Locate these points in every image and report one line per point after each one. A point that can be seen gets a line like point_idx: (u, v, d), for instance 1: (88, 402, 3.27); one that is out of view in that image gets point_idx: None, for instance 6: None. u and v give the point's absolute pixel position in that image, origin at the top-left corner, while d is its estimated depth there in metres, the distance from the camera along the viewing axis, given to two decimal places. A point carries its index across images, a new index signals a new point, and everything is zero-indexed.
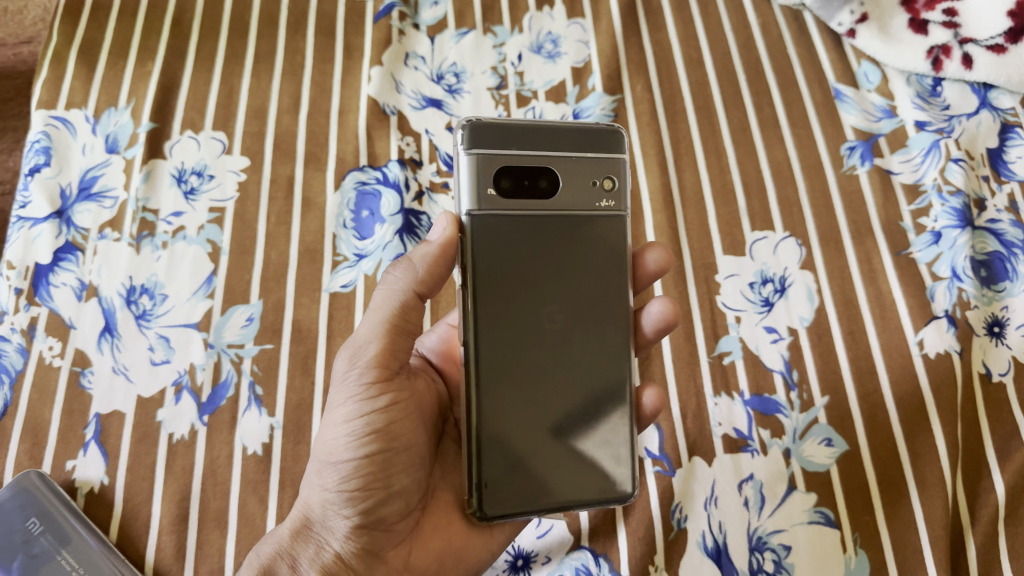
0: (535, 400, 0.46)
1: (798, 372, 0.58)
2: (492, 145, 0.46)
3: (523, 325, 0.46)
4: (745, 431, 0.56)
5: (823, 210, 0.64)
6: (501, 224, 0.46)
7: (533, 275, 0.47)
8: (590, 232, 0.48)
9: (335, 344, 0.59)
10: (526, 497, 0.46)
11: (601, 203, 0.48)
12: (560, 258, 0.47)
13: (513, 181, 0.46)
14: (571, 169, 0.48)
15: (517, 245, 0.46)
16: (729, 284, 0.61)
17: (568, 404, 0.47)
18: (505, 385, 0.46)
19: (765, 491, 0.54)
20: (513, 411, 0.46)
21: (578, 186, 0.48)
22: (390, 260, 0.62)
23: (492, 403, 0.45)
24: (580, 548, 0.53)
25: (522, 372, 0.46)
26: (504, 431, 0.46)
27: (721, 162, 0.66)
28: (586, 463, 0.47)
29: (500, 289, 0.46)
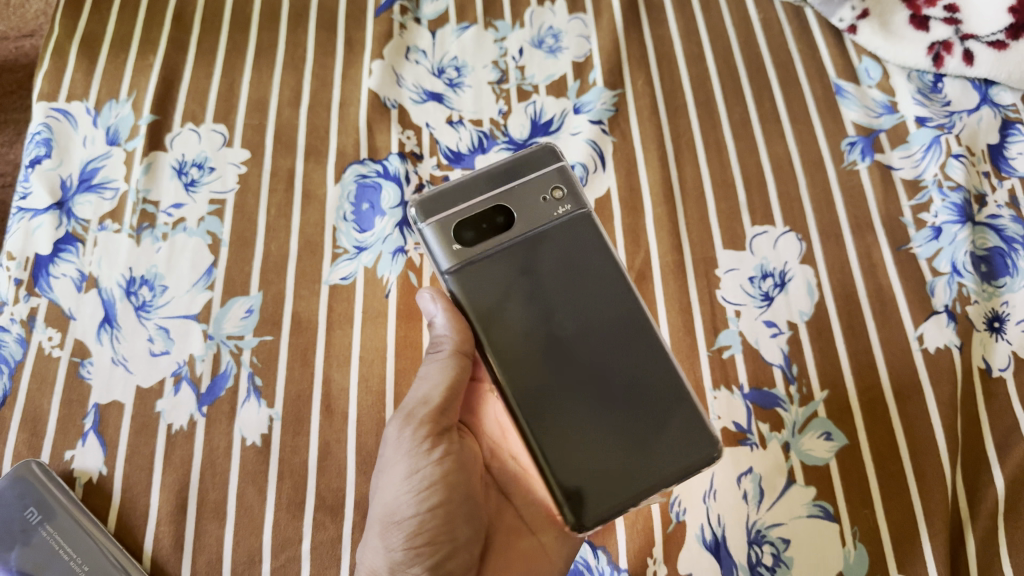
0: (587, 397, 0.45)
1: (797, 366, 0.58)
2: (440, 211, 0.48)
3: (544, 338, 0.46)
4: (744, 424, 0.56)
5: (824, 206, 0.64)
6: (484, 267, 0.48)
7: (535, 294, 0.47)
8: (565, 236, 0.49)
9: (334, 337, 0.59)
10: (619, 491, 0.44)
11: (559, 209, 0.49)
12: (547, 270, 0.48)
13: (474, 230, 0.48)
14: (518, 196, 0.49)
15: (508, 276, 0.47)
16: (729, 279, 0.61)
17: (621, 387, 0.45)
18: (549, 397, 0.45)
19: (764, 484, 0.54)
20: (567, 415, 0.45)
21: (532, 205, 0.49)
22: (390, 253, 0.62)
23: (540, 419, 0.44)
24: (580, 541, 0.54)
25: (555, 380, 0.45)
26: (565, 440, 0.44)
27: (722, 156, 0.66)
28: (664, 436, 0.44)
29: (510, 316, 0.47)
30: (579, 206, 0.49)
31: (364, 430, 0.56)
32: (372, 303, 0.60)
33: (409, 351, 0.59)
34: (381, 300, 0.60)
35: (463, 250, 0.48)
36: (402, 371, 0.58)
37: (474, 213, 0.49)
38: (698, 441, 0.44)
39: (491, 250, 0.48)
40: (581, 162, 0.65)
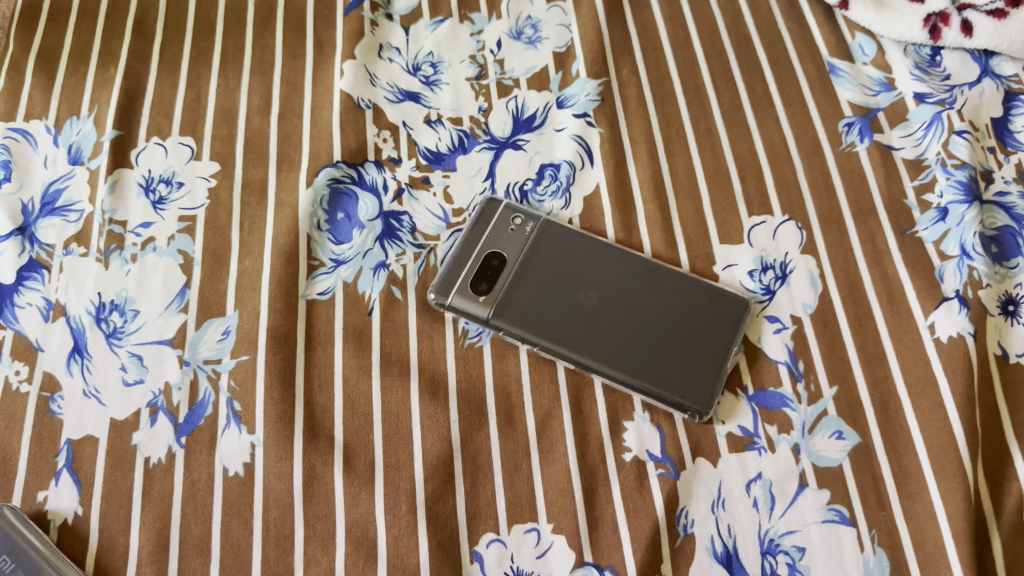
0: (644, 338, 0.55)
1: (804, 362, 0.55)
2: (453, 289, 0.57)
3: (588, 320, 0.56)
4: (751, 428, 0.53)
5: (823, 191, 0.61)
6: (514, 298, 0.56)
7: (560, 288, 0.57)
8: (549, 245, 0.58)
9: (315, 355, 0.55)
10: (710, 375, 0.54)
11: (528, 228, 0.59)
12: (556, 266, 0.58)
13: (484, 281, 0.57)
14: (495, 240, 0.59)
15: (536, 295, 0.57)
16: (728, 275, 0.58)
17: (659, 312, 0.56)
18: (625, 356, 0.54)
19: (775, 490, 0.51)
20: (639, 360, 0.54)
21: (508, 239, 0.58)
22: (371, 268, 0.58)
23: (626, 366, 0.54)
24: (585, 564, 0.50)
25: (619, 336, 0.55)
26: (651, 371, 0.54)
27: (714, 144, 0.63)
28: (709, 314, 0.56)
29: (555, 318, 0.56)
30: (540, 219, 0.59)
31: (352, 452, 0.53)
32: (354, 319, 0.57)
33: (395, 365, 0.55)
34: (363, 316, 0.57)
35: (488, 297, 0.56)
36: (388, 388, 0.54)
37: (475, 270, 0.57)
38: (724, 300, 0.56)
39: (509, 280, 0.57)
40: (567, 160, 0.62)
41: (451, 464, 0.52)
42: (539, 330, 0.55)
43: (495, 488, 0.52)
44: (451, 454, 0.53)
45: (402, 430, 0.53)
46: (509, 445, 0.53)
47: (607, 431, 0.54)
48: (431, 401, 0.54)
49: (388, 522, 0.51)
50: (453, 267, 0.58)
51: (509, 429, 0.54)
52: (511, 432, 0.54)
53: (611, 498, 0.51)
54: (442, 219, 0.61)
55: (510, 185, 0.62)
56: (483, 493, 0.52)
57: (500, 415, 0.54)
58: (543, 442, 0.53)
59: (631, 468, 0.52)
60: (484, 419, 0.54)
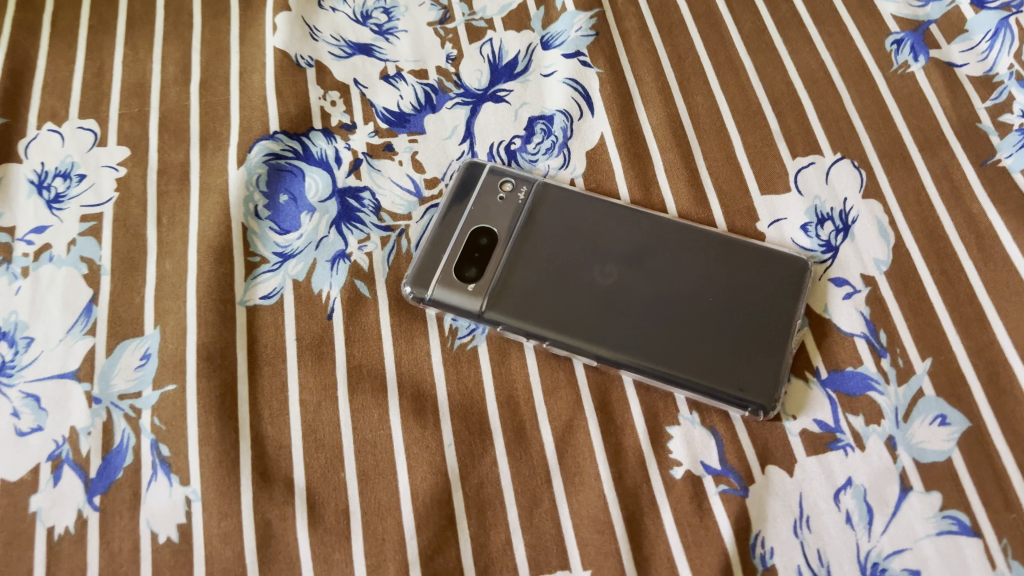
0: (682, 319, 0.43)
1: (885, 332, 0.43)
2: (433, 278, 0.44)
3: (608, 304, 0.44)
4: (830, 422, 0.41)
5: (878, 123, 0.49)
6: (512, 283, 0.44)
7: (569, 265, 0.45)
8: (549, 213, 0.47)
9: (262, 376, 0.43)
10: (771, 358, 0.42)
11: (522, 193, 0.47)
12: (561, 239, 0.46)
13: (472, 264, 0.45)
14: (481, 212, 0.46)
15: (539, 276, 0.45)
16: (776, 232, 0.46)
17: (697, 286, 0.44)
18: (660, 342, 0.43)
19: (871, 498, 0.40)
20: (679, 348, 0.43)
21: (498, 208, 0.46)
22: (327, 261, 0.46)
23: (662, 355, 0.42)
24: None
25: (649, 320, 0.43)
26: (695, 360, 0.42)
27: (739, 77, 0.51)
28: (761, 281, 0.44)
29: (567, 302, 0.44)
30: (536, 183, 0.47)
31: (318, 499, 0.40)
32: (309, 326, 0.44)
33: (366, 380, 0.43)
34: (320, 321, 0.44)
35: (479, 284, 0.44)
36: (359, 411, 0.42)
37: (460, 252, 0.45)
38: (777, 260, 0.45)
39: (504, 260, 0.45)
40: (561, 109, 0.50)
41: (449, 502, 0.40)
42: (548, 320, 0.43)
43: (510, 530, 0.40)
44: (449, 490, 0.40)
45: (383, 464, 0.41)
46: (522, 471, 0.41)
47: (647, 440, 0.42)
48: (416, 423, 0.42)
49: None
50: (432, 250, 0.45)
51: (520, 450, 0.41)
52: (524, 455, 0.41)
53: (663, 528, 0.39)
54: (412, 193, 0.48)
55: (493, 145, 0.49)
56: (494, 538, 0.39)
57: (507, 433, 0.42)
58: (566, 462, 0.41)
59: (684, 487, 0.40)
60: (488, 440, 0.42)
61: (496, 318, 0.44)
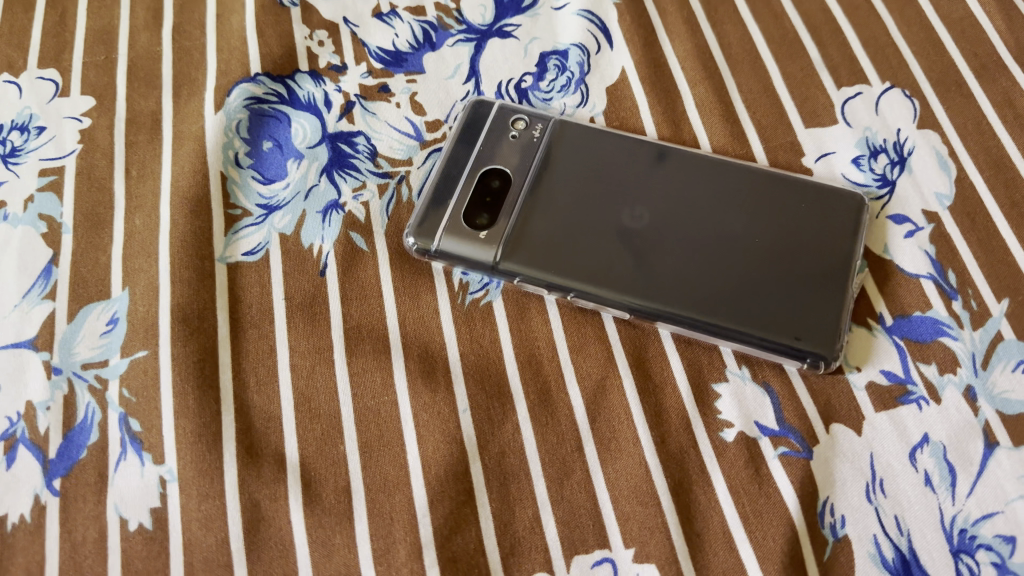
0: (726, 265, 0.38)
1: (955, 272, 0.38)
2: (439, 226, 0.39)
3: (640, 249, 0.39)
4: (900, 373, 0.36)
5: (929, 48, 0.44)
6: (529, 230, 0.39)
7: (594, 208, 0.40)
8: (567, 153, 0.41)
9: (246, 339, 0.37)
10: (829, 302, 0.37)
11: (535, 132, 0.42)
12: (584, 180, 0.41)
13: (483, 210, 0.39)
14: (491, 153, 0.41)
15: (559, 220, 0.39)
16: (824, 168, 0.41)
17: (739, 228, 0.39)
18: (701, 289, 0.37)
19: (952, 457, 0.34)
20: (722, 294, 0.37)
21: (510, 148, 0.41)
22: (318, 212, 0.40)
23: (704, 303, 0.37)
24: None
25: (687, 266, 0.38)
26: (742, 307, 0.37)
27: (772, 5, 0.46)
28: (812, 218, 0.39)
29: (593, 248, 0.39)
30: (553, 121, 0.42)
31: (314, 477, 0.35)
32: (298, 282, 0.39)
33: (366, 341, 0.37)
34: (310, 277, 0.39)
35: (492, 232, 0.39)
36: (359, 375, 0.36)
37: (469, 197, 0.40)
38: (829, 195, 0.40)
39: (520, 204, 0.40)
40: (576, 43, 0.45)
41: (467, 475, 0.34)
42: (572, 269, 0.38)
43: (538, 505, 0.34)
44: (465, 461, 0.35)
45: (388, 435, 0.35)
46: (549, 439, 0.35)
47: (692, 400, 0.36)
48: (425, 386, 0.36)
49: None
50: (438, 196, 0.40)
51: (546, 415, 0.36)
52: (551, 420, 0.36)
53: (716, 498, 0.34)
54: (413, 136, 0.43)
55: (502, 84, 0.44)
56: (520, 516, 0.34)
57: (530, 397, 0.36)
58: (599, 428, 0.36)
59: (738, 451, 0.35)
60: (508, 405, 0.36)
61: (512, 269, 0.38)
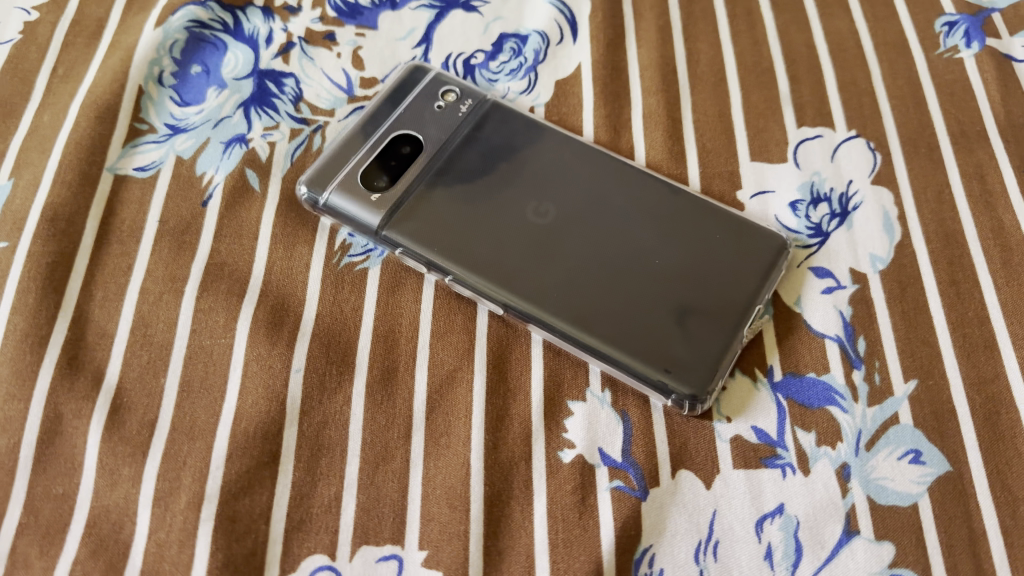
0: (622, 283, 0.35)
1: (866, 340, 0.34)
2: (332, 179, 0.37)
3: (532, 246, 0.36)
4: (773, 434, 0.33)
5: (910, 104, 0.40)
6: (424, 203, 0.37)
7: (504, 198, 0.37)
8: (488, 135, 0.39)
9: (108, 254, 0.36)
10: (713, 341, 0.33)
11: (462, 108, 0.39)
12: (509, 171, 0.38)
13: (383, 172, 0.37)
14: (410, 119, 0.39)
15: (458, 201, 0.37)
16: (758, 205, 0.38)
17: (647, 246, 0.36)
18: (582, 299, 0.34)
19: (803, 535, 0.31)
20: (603, 309, 0.34)
21: (430, 119, 0.39)
22: (221, 143, 0.39)
23: (581, 316, 0.34)
24: None
25: (575, 273, 0.35)
26: (620, 326, 0.34)
27: (754, 31, 0.43)
28: (724, 251, 0.36)
29: (485, 235, 0.36)
30: (485, 100, 0.40)
31: (126, 404, 0.33)
32: (178, 209, 0.37)
33: (224, 281, 0.35)
34: (192, 206, 0.37)
35: (385, 197, 0.37)
36: (205, 312, 0.35)
37: (372, 156, 0.38)
38: (749, 231, 0.36)
39: (423, 176, 0.37)
40: (539, 30, 0.43)
41: (278, 438, 0.32)
42: (466, 254, 0.35)
43: (344, 485, 0.31)
44: (281, 423, 0.32)
45: (212, 379, 0.33)
46: (378, 420, 0.33)
47: (540, 413, 0.33)
48: (266, 338, 0.34)
49: (155, 518, 0.31)
50: (344, 150, 0.38)
51: (384, 395, 0.33)
52: (386, 401, 0.33)
53: (531, 519, 0.31)
54: (343, 89, 0.41)
55: (451, 56, 0.42)
56: (321, 492, 0.31)
57: (373, 373, 0.34)
58: (434, 420, 0.33)
59: (570, 474, 0.32)
60: (347, 375, 0.33)
61: (395, 238, 0.36)
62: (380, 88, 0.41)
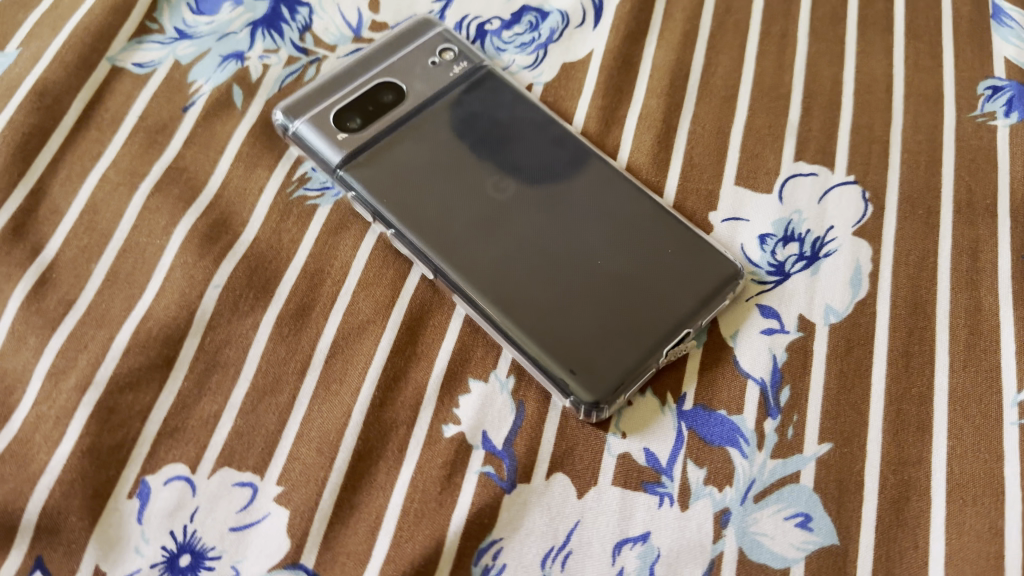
0: (556, 274, 0.34)
1: (791, 391, 0.33)
2: (307, 111, 0.37)
3: (480, 218, 0.35)
4: (662, 461, 0.31)
5: (922, 162, 0.38)
6: (388, 153, 0.36)
7: (468, 167, 0.36)
8: (473, 101, 0.38)
9: (83, 138, 0.37)
10: (629, 355, 0.32)
11: (454, 70, 0.39)
12: (482, 141, 0.37)
13: (358, 115, 0.37)
14: (401, 70, 0.39)
15: (421, 159, 0.36)
16: (727, 230, 0.36)
17: (593, 244, 0.35)
18: (511, 280, 0.34)
19: (659, 569, 0.29)
20: (529, 295, 0.33)
21: (421, 75, 0.39)
22: (219, 56, 0.40)
23: (504, 295, 0.33)
24: (298, 567, 0.29)
25: (513, 253, 0.34)
26: (539, 316, 0.33)
27: (781, 55, 0.41)
28: (670, 267, 0.34)
29: (436, 196, 0.35)
30: (479, 66, 0.39)
31: (54, 280, 0.34)
32: (160, 110, 0.38)
33: (178, 186, 0.36)
34: (173, 109, 0.38)
35: (352, 139, 0.37)
36: (151, 211, 0.35)
37: (352, 98, 0.38)
38: (702, 253, 0.35)
39: (396, 128, 0.37)
40: (561, 10, 0.42)
41: (178, 346, 0.32)
42: (410, 212, 0.35)
43: (226, 405, 0.32)
44: (185, 332, 0.33)
45: (136, 276, 0.34)
46: (278, 352, 0.33)
47: (438, 382, 0.33)
48: (197, 248, 0.35)
49: (43, 391, 0.31)
50: (328, 86, 0.38)
51: (291, 329, 0.33)
52: (292, 335, 0.33)
53: (392, 482, 0.30)
54: (351, 28, 0.41)
55: (467, 18, 0.42)
56: (203, 406, 0.32)
57: (288, 305, 0.34)
58: (332, 364, 0.33)
59: (446, 448, 0.31)
60: (262, 302, 0.34)
61: (350, 179, 0.36)
62: (384, 35, 0.41)
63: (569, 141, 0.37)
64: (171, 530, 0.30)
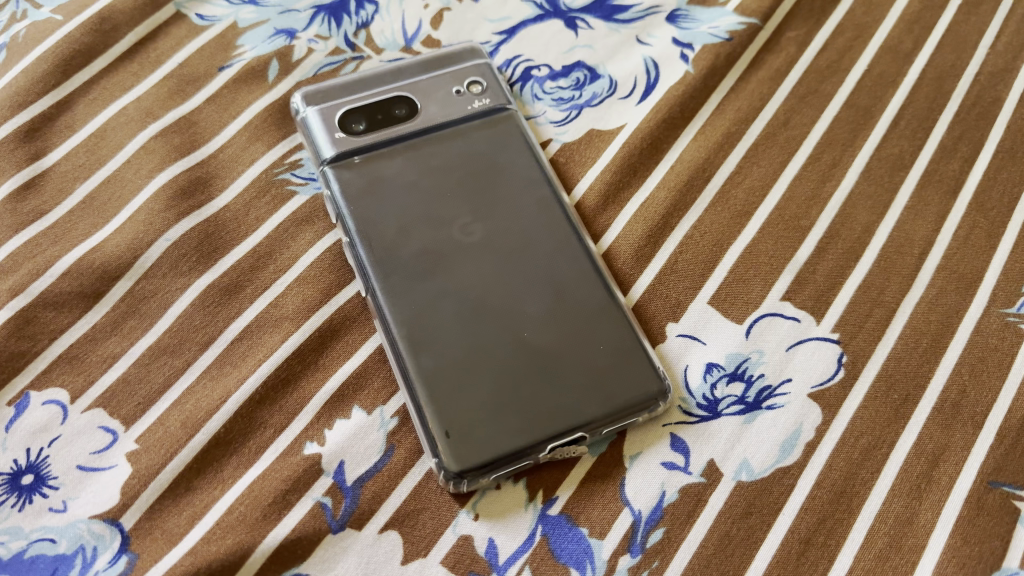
0: (479, 330, 0.33)
1: (663, 534, 0.30)
2: (321, 101, 0.38)
3: (433, 251, 0.34)
4: (501, 557, 0.30)
5: (922, 344, 0.34)
6: (375, 162, 0.36)
7: (444, 199, 0.36)
8: (479, 138, 0.38)
9: (125, 68, 0.40)
10: (511, 435, 0.31)
11: (474, 104, 0.39)
12: (470, 180, 0.37)
13: (365, 120, 0.37)
14: (424, 88, 0.39)
15: (404, 178, 0.36)
16: (677, 347, 0.34)
17: (530, 313, 0.33)
18: (432, 320, 0.33)
19: None
20: (442, 340, 0.32)
21: (441, 99, 0.38)
22: (273, 29, 0.41)
23: (417, 332, 0.32)
24: (115, 525, 0.29)
25: (447, 293, 0.33)
26: (441, 364, 0.32)
27: (820, 185, 0.38)
28: (596, 363, 0.32)
29: (401, 217, 0.35)
30: (501, 108, 0.39)
31: (38, 186, 0.36)
32: (200, 62, 0.40)
33: (183, 137, 0.38)
34: (210, 66, 0.40)
35: (350, 139, 0.37)
36: (148, 153, 0.37)
37: (366, 102, 0.38)
38: (634, 360, 0.33)
39: (394, 142, 0.37)
40: (613, 77, 0.41)
41: (111, 283, 0.34)
42: (369, 225, 0.35)
43: (127, 351, 0.33)
44: (122, 273, 0.34)
45: (108, 209, 0.36)
46: (194, 318, 0.33)
47: (324, 398, 0.32)
48: (169, 200, 0.36)
49: None
50: (352, 84, 0.39)
51: (215, 301, 0.34)
52: (213, 307, 0.34)
53: (233, 479, 0.30)
54: (405, 37, 0.42)
55: (518, 57, 0.41)
56: (107, 345, 0.33)
57: (222, 279, 0.34)
58: (236, 347, 0.33)
59: (296, 464, 0.31)
60: (201, 267, 0.35)
61: (330, 176, 0.36)
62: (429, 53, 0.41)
63: (554, 203, 0.36)
64: (27, 447, 0.31)
